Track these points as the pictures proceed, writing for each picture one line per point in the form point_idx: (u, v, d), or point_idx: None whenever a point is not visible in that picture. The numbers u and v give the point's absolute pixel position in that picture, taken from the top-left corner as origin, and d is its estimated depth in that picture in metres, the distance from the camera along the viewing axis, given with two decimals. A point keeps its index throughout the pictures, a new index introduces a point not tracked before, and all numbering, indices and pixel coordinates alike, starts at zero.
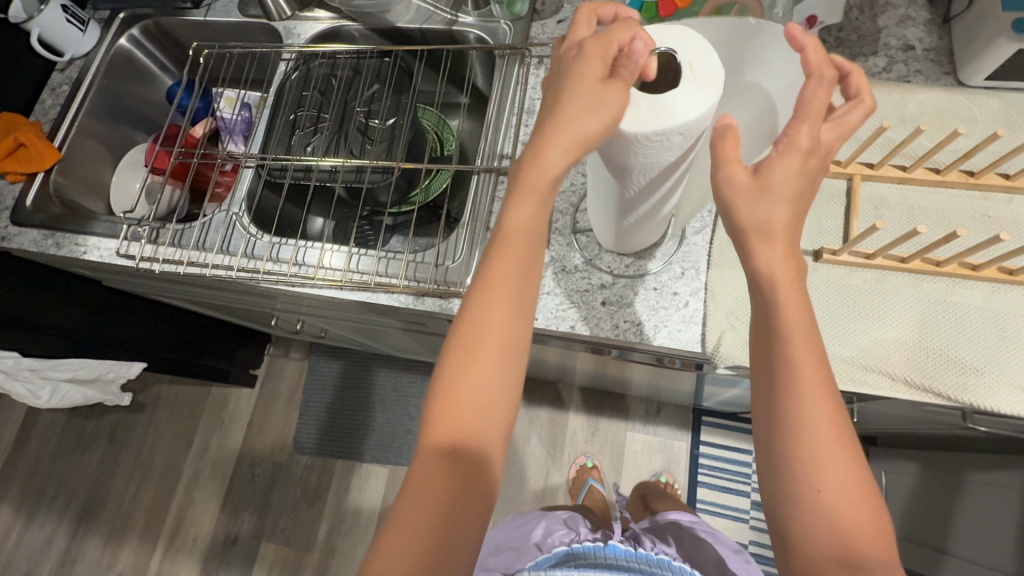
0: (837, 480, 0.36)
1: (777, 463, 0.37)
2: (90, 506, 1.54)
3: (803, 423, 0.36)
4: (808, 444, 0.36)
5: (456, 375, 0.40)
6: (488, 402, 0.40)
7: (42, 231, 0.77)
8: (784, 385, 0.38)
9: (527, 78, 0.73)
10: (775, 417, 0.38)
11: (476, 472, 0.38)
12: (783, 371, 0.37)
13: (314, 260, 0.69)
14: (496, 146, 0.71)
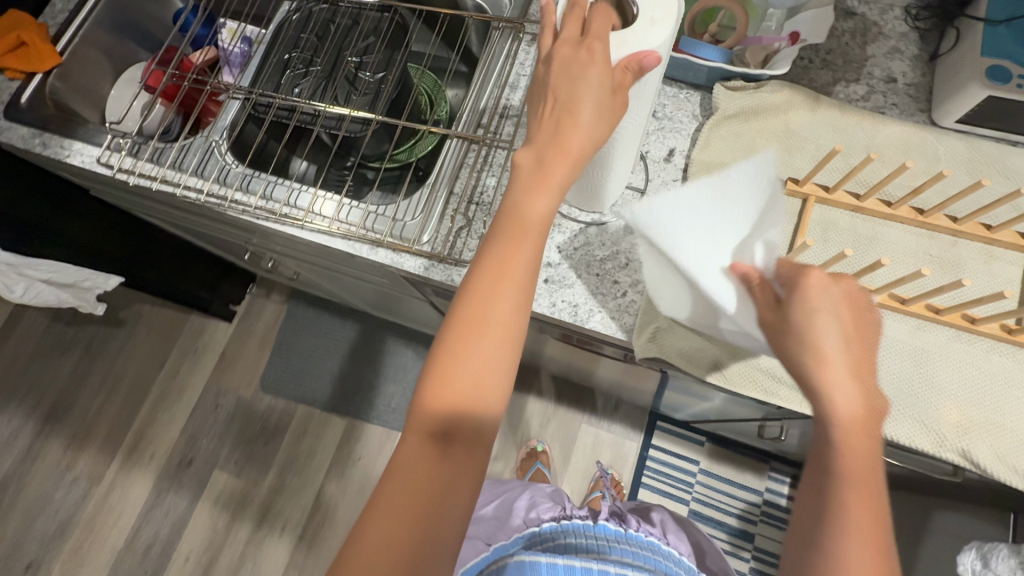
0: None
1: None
2: (58, 409, 1.60)
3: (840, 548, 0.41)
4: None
5: (453, 358, 0.43)
6: (468, 377, 0.43)
7: (31, 129, 0.80)
8: (824, 508, 0.42)
9: (516, 53, 0.74)
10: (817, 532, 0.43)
11: (458, 438, 0.41)
12: (829, 508, 0.42)
13: (281, 197, 0.71)
14: (472, 114, 0.73)
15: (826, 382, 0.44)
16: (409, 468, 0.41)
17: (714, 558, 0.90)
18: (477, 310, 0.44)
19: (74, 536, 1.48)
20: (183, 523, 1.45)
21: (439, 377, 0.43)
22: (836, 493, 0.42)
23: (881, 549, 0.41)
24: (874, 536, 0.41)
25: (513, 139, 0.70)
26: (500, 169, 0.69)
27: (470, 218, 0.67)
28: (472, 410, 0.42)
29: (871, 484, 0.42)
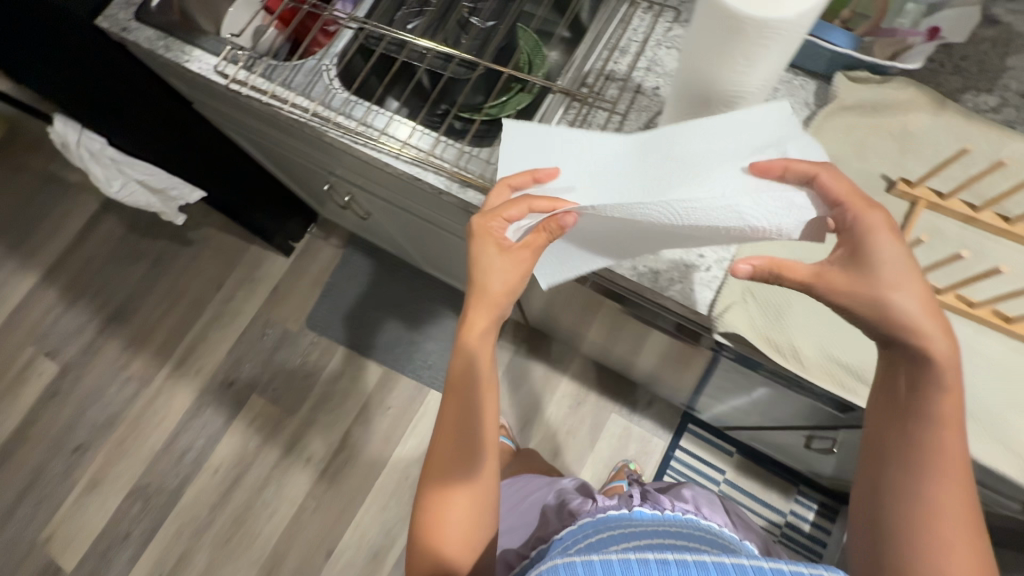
0: (947, 500, 0.50)
1: (914, 488, 0.51)
2: (122, 312, 1.70)
3: (934, 490, 0.50)
4: (932, 506, 0.50)
5: (459, 386, 0.60)
6: (466, 383, 0.59)
7: (157, 33, 0.85)
8: (912, 454, 0.52)
9: (631, 19, 0.73)
10: (912, 455, 0.52)
11: (462, 430, 0.60)
12: (928, 451, 0.51)
13: (381, 126, 0.74)
14: (575, 71, 0.73)
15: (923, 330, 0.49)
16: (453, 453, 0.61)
17: (742, 521, 0.96)
18: (466, 344, 0.58)
19: (118, 430, 1.58)
20: (218, 436, 1.53)
21: (456, 393, 0.60)
22: (931, 441, 0.51)
23: (961, 455, 0.51)
24: (952, 447, 0.51)
25: (615, 101, 0.70)
26: (599, 129, 0.69)
27: None
28: (472, 415, 0.60)
29: (955, 429, 0.50)
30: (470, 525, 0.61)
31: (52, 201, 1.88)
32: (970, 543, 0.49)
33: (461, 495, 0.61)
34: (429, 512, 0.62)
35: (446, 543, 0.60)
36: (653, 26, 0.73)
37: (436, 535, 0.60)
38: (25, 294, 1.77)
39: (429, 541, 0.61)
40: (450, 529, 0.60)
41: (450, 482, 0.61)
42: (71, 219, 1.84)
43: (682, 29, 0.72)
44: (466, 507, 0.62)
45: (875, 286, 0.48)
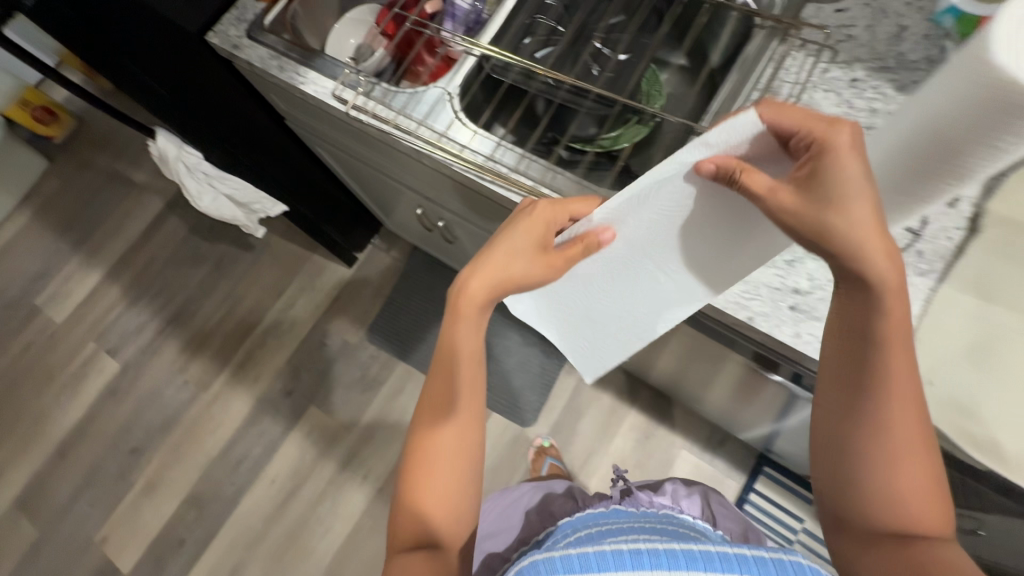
0: (907, 432, 0.48)
1: (890, 429, 0.48)
2: (181, 314, 1.70)
3: (882, 420, 0.48)
4: (885, 440, 0.48)
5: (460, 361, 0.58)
6: (462, 326, 0.57)
7: (270, 51, 0.83)
8: (861, 389, 0.49)
9: (785, 58, 0.68)
10: (887, 398, 0.48)
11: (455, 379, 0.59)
12: (870, 383, 0.48)
13: (511, 164, 0.70)
14: (718, 112, 0.69)
15: (867, 239, 0.43)
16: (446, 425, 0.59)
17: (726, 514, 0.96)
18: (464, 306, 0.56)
19: (175, 434, 1.57)
20: (275, 447, 1.52)
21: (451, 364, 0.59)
22: (877, 374, 0.48)
23: (919, 384, 0.48)
24: (907, 377, 0.48)
25: None
26: None
27: None
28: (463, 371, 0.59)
29: (905, 357, 0.47)
30: (456, 493, 0.59)
31: (116, 199, 1.89)
32: (913, 459, 0.48)
33: (451, 466, 0.59)
34: (415, 486, 0.59)
35: (433, 515, 0.58)
36: (809, 66, 0.67)
37: (426, 510, 0.58)
38: (88, 291, 1.78)
39: (413, 513, 0.58)
40: (438, 502, 0.58)
41: (439, 451, 0.59)
42: (135, 218, 1.85)
43: (842, 71, 0.67)
44: (456, 480, 0.59)
45: (821, 209, 0.43)
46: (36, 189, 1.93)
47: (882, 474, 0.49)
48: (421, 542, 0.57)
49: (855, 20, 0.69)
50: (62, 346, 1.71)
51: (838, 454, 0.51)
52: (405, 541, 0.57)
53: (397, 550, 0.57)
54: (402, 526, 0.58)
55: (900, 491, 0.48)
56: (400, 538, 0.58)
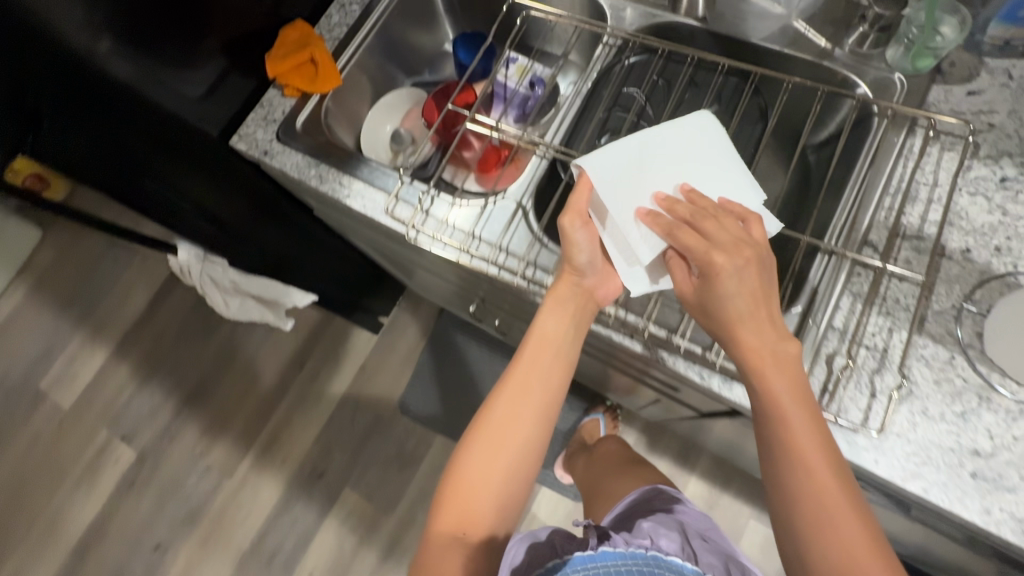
0: (823, 497, 0.43)
1: (785, 497, 0.45)
2: (198, 392, 1.60)
3: (811, 483, 0.43)
4: (809, 501, 0.43)
5: (542, 342, 0.56)
6: (555, 314, 0.56)
7: (307, 158, 0.73)
8: (788, 454, 0.45)
9: (919, 155, 0.58)
10: (776, 465, 0.45)
11: (548, 364, 0.56)
12: (784, 448, 0.45)
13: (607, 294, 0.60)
14: (853, 223, 0.57)
15: (746, 318, 0.48)
16: (510, 412, 0.54)
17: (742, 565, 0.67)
18: (552, 301, 0.57)
19: (202, 526, 1.47)
20: (310, 536, 1.42)
21: (534, 349, 0.56)
22: (788, 436, 0.45)
23: (829, 447, 0.44)
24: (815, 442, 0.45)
25: (911, 267, 0.55)
26: (902, 308, 0.54)
27: (860, 365, 0.53)
28: (561, 360, 0.56)
29: (812, 428, 0.45)
30: (502, 489, 0.52)
31: (118, 268, 1.78)
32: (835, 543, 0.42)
33: (506, 460, 0.53)
34: (459, 474, 0.53)
35: (477, 504, 0.52)
36: (947, 164, 0.58)
37: (469, 502, 0.52)
38: (96, 371, 1.67)
39: (456, 500, 0.52)
40: (488, 492, 0.52)
41: (494, 439, 0.53)
42: (140, 288, 1.75)
43: (989, 168, 0.57)
44: (509, 476, 0.53)
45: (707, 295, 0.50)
46: (32, 262, 1.82)
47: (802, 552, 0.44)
48: (459, 534, 0.51)
49: (993, 105, 0.60)
50: (72, 434, 1.61)
51: (784, 522, 0.45)
52: (445, 533, 0.51)
53: (436, 540, 0.51)
54: (444, 513, 0.52)
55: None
56: (438, 529, 0.52)
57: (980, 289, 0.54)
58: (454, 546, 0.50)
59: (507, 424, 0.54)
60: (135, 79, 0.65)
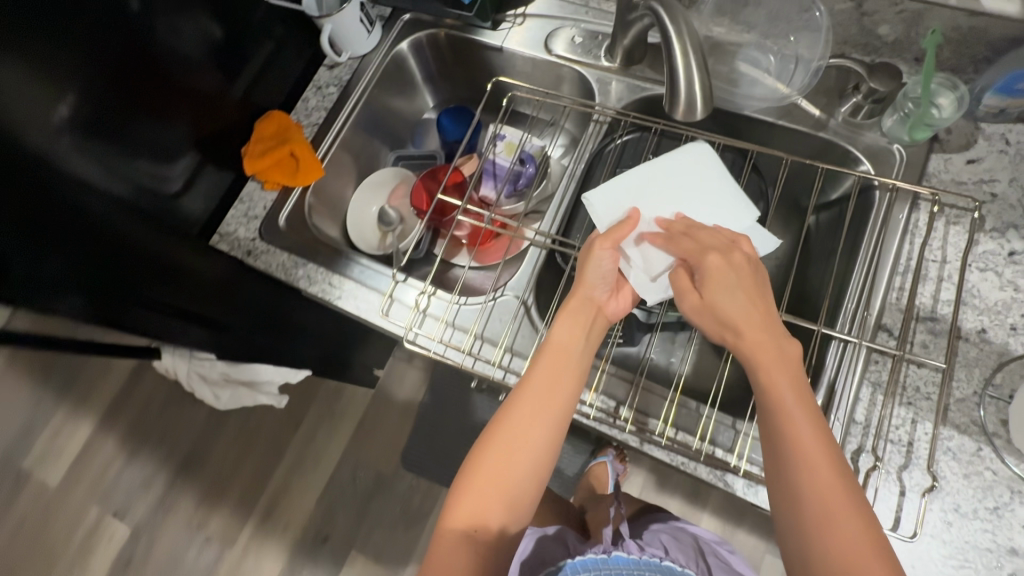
0: (829, 498, 0.40)
1: (794, 500, 0.41)
2: (191, 460, 1.54)
3: (817, 484, 0.40)
4: (813, 499, 0.40)
5: (560, 353, 0.52)
6: (573, 318, 0.53)
7: (294, 257, 0.70)
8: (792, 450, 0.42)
9: (926, 232, 0.57)
10: (782, 464, 0.42)
11: (563, 368, 0.51)
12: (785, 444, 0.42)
13: (620, 396, 0.58)
14: (864, 308, 0.56)
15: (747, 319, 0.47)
16: (525, 415, 0.49)
17: None
18: (573, 306, 0.54)
19: None
20: None
21: (551, 357, 0.52)
22: (791, 431, 0.42)
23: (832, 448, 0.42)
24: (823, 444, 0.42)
25: (929, 352, 0.54)
26: (923, 397, 0.53)
27: (886, 462, 0.52)
28: (577, 368, 0.52)
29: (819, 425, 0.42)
30: (508, 490, 0.48)
31: None
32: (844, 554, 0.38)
33: (520, 466, 0.48)
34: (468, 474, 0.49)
35: (490, 505, 0.47)
36: (955, 239, 0.57)
37: (480, 504, 0.47)
38: (81, 445, 1.61)
39: (466, 498, 0.48)
40: (501, 493, 0.47)
41: (508, 443, 0.49)
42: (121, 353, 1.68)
43: (997, 242, 0.56)
44: (524, 483, 0.48)
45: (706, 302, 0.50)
46: None
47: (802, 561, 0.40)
48: (469, 531, 0.47)
49: (994, 173, 0.59)
50: (61, 514, 1.54)
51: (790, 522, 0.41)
52: (453, 530, 0.47)
53: (445, 536, 0.47)
54: (454, 510, 0.48)
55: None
56: (448, 524, 0.47)
57: (1000, 373, 0.52)
58: (462, 546, 0.46)
59: (522, 426, 0.49)
60: (106, 177, 0.60)
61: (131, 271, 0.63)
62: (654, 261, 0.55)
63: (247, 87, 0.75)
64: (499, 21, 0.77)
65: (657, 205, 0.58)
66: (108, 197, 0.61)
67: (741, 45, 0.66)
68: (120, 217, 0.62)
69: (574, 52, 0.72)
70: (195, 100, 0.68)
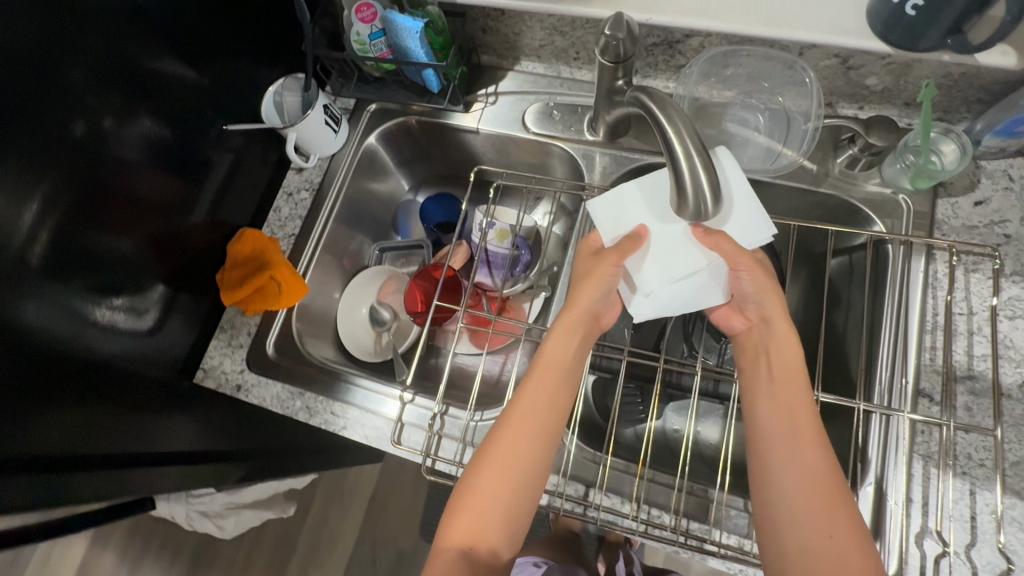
0: (813, 475, 0.44)
1: (767, 464, 0.46)
2: (198, 566, 1.45)
3: (805, 461, 0.45)
4: (801, 469, 0.45)
5: (552, 367, 0.51)
6: (563, 330, 0.52)
7: (289, 388, 0.65)
8: (790, 431, 0.47)
9: (947, 285, 0.55)
10: (774, 440, 0.47)
11: (556, 381, 0.50)
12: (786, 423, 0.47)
13: (661, 501, 0.55)
14: (900, 374, 0.54)
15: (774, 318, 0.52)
16: (518, 431, 0.48)
17: None
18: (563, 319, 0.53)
19: None
20: None
21: (544, 371, 0.51)
22: (791, 413, 0.47)
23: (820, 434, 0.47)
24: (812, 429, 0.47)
25: (975, 416, 0.52)
26: (978, 466, 0.50)
27: (953, 543, 0.49)
28: (568, 380, 0.51)
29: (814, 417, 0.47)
30: (503, 504, 0.46)
31: None
32: (825, 518, 0.43)
33: (517, 484, 0.46)
34: (465, 487, 0.47)
35: (488, 521, 0.46)
36: (976, 288, 0.55)
37: (477, 521, 0.45)
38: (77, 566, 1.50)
39: (463, 514, 0.46)
40: (500, 507, 0.46)
41: (504, 456, 0.47)
42: None
43: (1020, 286, 0.55)
44: (520, 497, 0.46)
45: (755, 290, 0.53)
46: None
47: (785, 522, 0.44)
48: (466, 549, 0.45)
49: (1004, 214, 0.57)
50: None
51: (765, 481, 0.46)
52: (451, 545, 0.45)
53: (440, 556, 0.45)
54: (452, 526, 0.46)
55: (812, 550, 0.42)
56: (445, 541, 0.46)
57: None
58: (459, 565, 0.44)
59: (517, 438, 0.48)
60: (71, 321, 0.54)
61: (104, 407, 0.57)
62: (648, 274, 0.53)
63: (212, 204, 0.68)
64: (471, 102, 0.73)
65: (664, 218, 0.53)
66: (72, 338, 0.54)
67: (726, 104, 0.64)
68: (83, 357, 0.55)
69: (553, 128, 0.69)
70: (153, 211, 0.61)
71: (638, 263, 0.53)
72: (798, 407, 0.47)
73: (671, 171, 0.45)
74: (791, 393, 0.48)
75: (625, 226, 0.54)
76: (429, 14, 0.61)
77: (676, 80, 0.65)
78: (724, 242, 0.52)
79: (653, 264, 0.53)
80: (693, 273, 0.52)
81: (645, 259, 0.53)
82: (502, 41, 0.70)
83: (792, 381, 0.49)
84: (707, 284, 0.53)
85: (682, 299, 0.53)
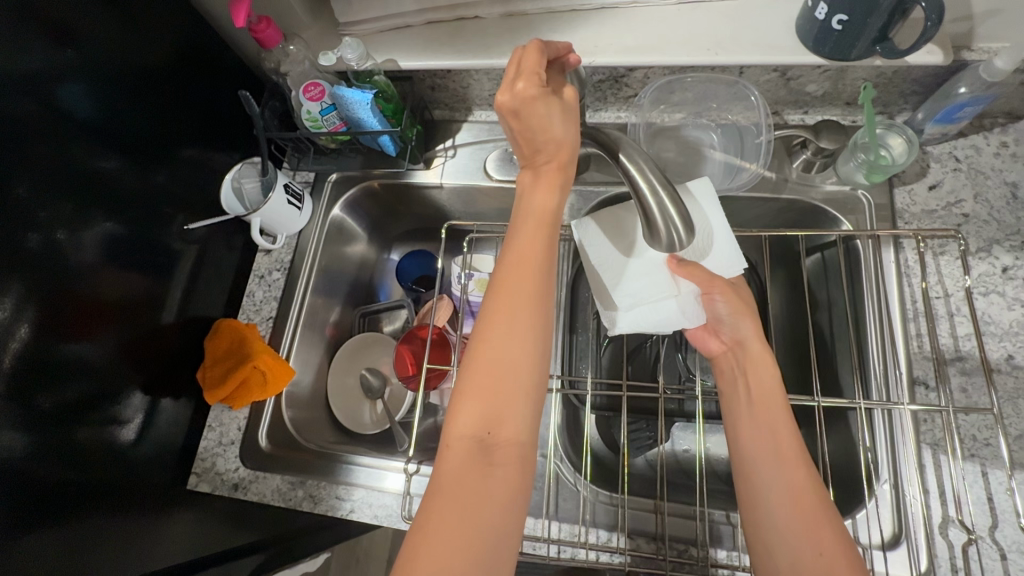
0: (799, 496, 0.43)
1: (752, 492, 0.45)
2: None
3: (791, 484, 0.43)
4: (788, 493, 0.43)
5: (537, 217, 0.42)
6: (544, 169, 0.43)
7: (288, 479, 0.63)
8: (777, 456, 0.45)
9: (919, 272, 0.57)
10: (762, 467, 0.45)
11: (544, 233, 0.42)
12: (772, 447, 0.45)
13: (681, 533, 0.54)
14: (892, 367, 0.55)
15: (748, 342, 0.51)
16: (507, 293, 0.40)
17: None
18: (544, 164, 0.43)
19: None
20: None
21: (532, 223, 0.42)
22: (777, 436, 0.45)
23: (802, 455, 0.45)
24: (794, 448, 0.45)
25: (971, 396, 0.53)
26: (984, 446, 0.51)
27: (975, 529, 0.49)
28: (553, 226, 0.43)
29: (797, 441, 0.45)
30: (518, 376, 0.38)
31: None
32: (814, 534, 0.41)
33: (522, 355, 0.39)
34: (465, 371, 0.39)
35: (501, 399, 0.38)
36: (946, 270, 0.57)
37: (489, 402, 0.38)
38: None
39: (472, 398, 0.38)
40: (512, 385, 0.38)
41: (503, 326, 0.39)
42: None
43: (987, 262, 0.56)
44: (532, 368, 0.39)
45: (730, 318, 0.52)
46: None
47: (775, 543, 0.42)
48: (479, 438, 0.37)
49: (958, 194, 0.59)
50: None
51: (754, 509, 0.44)
52: (463, 440, 0.38)
53: (451, 450, 0.38)
54: (457, 418, 0.38)
55: (801, 557, 0.40)
56: (455, 433, 0.38)
57: None
58: (476, 457, 0.37)
59: (510, 303, 0.40)
60: (51, 452, 0.51)
61: (94, 526, 0.53)
62: (624, 294, 0.51)
63: (182, 300, 0.66)
64: (431, 157, 0.74)
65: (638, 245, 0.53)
66: (53, 461, 0.51)
67: (679, 126, 0.66)
68: (68, 474, 0.52)
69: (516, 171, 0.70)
70: (120, 313, 0.58)
71: (612, 282, 0.52)
72: (782, 428, 0.46)
73: (636, 201, 0.44)
74: (772, 410, 0.47)
75: (599, 250, 0.53)
76: (378, 84, 0.62)
77: (628, 109, 0.67)
78: (697, 271, 0.51)
79: (629, 286, 0.51)
80: (665, 296, 0.51)
81: (619, 278, 0.52)
82: (452, 95, 0.71)
83: (772, 404, 0.47)
84: (680, 310, 0.50)
85: (656, 322, 0.50)
